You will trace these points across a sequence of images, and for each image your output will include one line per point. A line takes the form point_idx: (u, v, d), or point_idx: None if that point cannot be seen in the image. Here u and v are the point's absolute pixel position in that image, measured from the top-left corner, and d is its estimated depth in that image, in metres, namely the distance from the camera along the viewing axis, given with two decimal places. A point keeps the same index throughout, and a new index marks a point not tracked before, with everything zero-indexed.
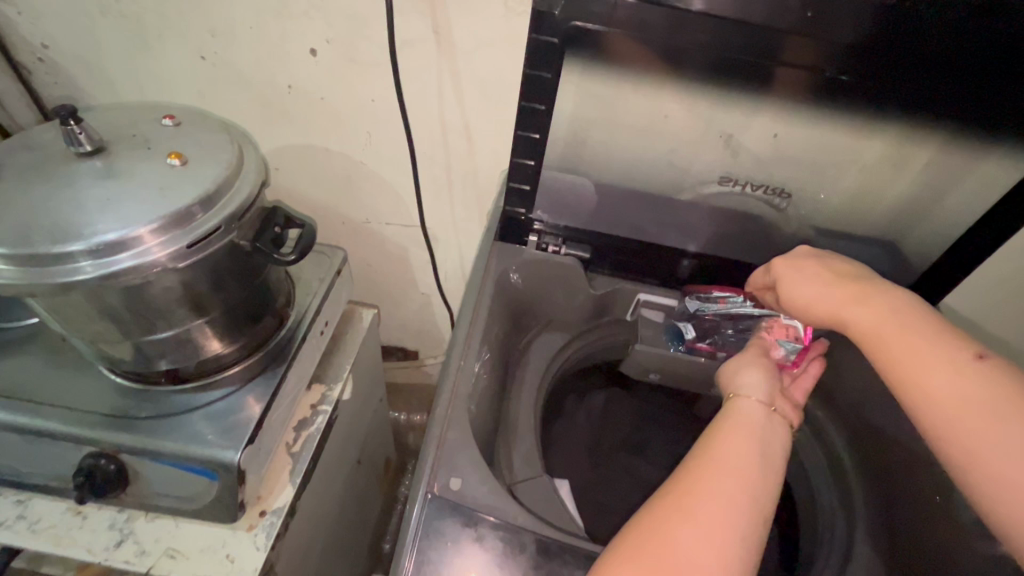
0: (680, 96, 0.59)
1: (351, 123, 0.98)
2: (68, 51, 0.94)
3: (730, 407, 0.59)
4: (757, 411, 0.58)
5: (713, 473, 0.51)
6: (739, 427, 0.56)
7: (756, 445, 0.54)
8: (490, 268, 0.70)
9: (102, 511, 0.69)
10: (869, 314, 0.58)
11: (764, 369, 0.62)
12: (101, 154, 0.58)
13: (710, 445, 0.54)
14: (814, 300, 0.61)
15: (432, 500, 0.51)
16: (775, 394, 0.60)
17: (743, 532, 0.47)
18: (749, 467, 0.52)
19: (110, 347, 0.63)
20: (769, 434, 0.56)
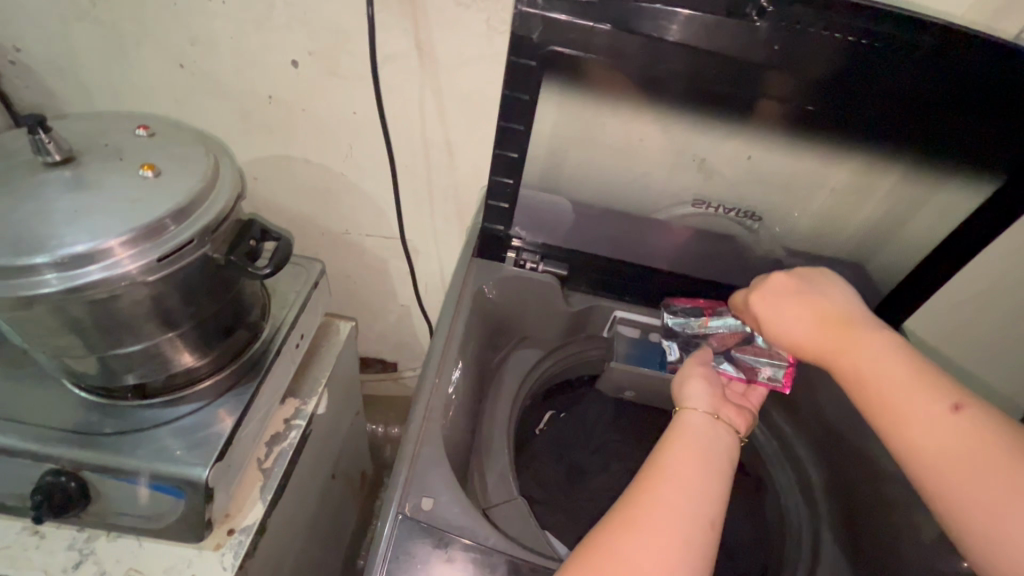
0: (655, 119, 0.60)
1: (331, 135, 0.97)
2: (41, 55, 0.92)
3: (676, 419, 0.58)
4: (700, 420, 0.57)
5: (657, 483, 0.50)
6: (682, 439, 0.55)
7: (700, 454, 0.54)
8: (468, 284, 0.70)
9: (60, 531, 0.66)
10: (848, 350, 0.56)
11: (708, 380, 0.62)
12: (69, 164, 0.56)
13: (656, 456, 0.54)
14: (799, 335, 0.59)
15: (404, 520, 0.51)
16: (719, 403, 0.60)
17: (683, 542, 0.46)
18: (693, 475, 0.51)
19: (74, 361, 0.61)
20: (716, 442, 0.56)
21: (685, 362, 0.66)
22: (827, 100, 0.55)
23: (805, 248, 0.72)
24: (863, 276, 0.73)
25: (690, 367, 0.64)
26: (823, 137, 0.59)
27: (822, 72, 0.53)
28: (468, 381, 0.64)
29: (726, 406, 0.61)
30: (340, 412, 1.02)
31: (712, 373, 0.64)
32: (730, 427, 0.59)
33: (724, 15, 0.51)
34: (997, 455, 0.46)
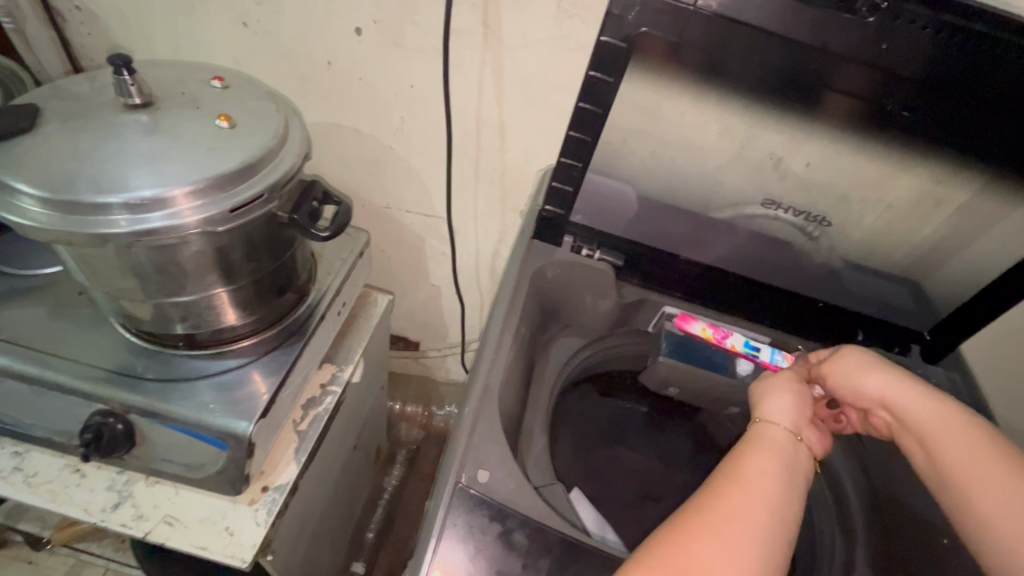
0: (734, 113, 0.59)
1: (386, 107, 0.97)
2: (108, 4, 0.93)
3: (755, 431, 0.58)
4: (783, 438, 0.57)
5: (736, 490, 0.50)
6: (765, 450, 0.55)
7: (783, 472, 0.53)
8: (523, 266, 0.69)
9: (101, 471, 0.67)
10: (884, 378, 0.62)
11: (793, 396, 0.61)
12: (148, 109, 0.57)
13: (737, 463, 0.53)
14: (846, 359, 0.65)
15: (457, 491, 0.51)
16: (802, 424, 0.59)
17: (756, 548, 0.46)
18: (770, 485, 0.51)
19: (132, 305, 0.62)
20: (798, 462, 0.55)
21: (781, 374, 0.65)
22: (920, 106, 0.54)
23: (865, 260, 0.70)
24: (921, 293, 0.71)
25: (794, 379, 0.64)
26: (905, 146, 0.58)
27: (919, 78, 0.51)
28: (518, 363, 0.64)
29: (811, 428, 0.60)
30: (368, 383, 1.03)
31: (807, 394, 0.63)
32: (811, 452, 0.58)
33: (827, 9, 0.49)
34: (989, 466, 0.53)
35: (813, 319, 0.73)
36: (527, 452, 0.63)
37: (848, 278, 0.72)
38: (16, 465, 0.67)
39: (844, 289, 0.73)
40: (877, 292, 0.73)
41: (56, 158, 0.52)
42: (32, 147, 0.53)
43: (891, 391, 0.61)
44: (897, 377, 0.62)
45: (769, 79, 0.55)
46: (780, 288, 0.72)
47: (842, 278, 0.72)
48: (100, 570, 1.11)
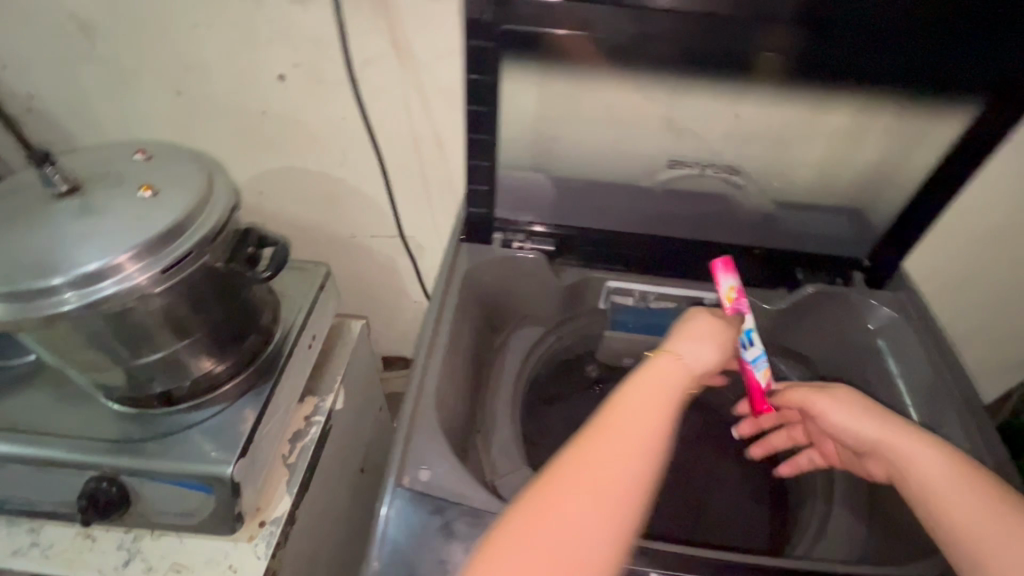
0: (626, 85, 0.61)
1: (326, 141, 1.00)
2: (55, 100, 0.98)
3: (646, 365, 0.53)
4: (677, 370, 0.52)
5: (608, 432, 0.47)
6: (639, 390, 0.50)
7: (656, 409, 0.49)
8: (455, 267, 0.69)
9: (110, 533, 0.72)
10: (962, 488, 0.50)
11: (698, 327, 0.57)
12: (77, 193, 0.61)
13: (613, 403, 0.49)
14: (907, 450, 0.54)
15: (400, 492, 0.53)
16: (704, 353, 0.55)
17: (620, 497, 0.44)
18: (645, 427, 0.47)
19: (104, 375, 0.67)
20: (678, 395, 0.51)
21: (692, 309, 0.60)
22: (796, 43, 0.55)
23: (792, 199, 0.72)
24: (858, 220, 0.71)
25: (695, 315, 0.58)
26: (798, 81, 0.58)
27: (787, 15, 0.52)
28: (467, 363, 0.67)
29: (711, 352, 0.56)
30: (362, 407, 1.06)
31: (712, 322, 0.58)
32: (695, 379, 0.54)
33: None
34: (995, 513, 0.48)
35: (758, 265, 0.72)
36: (490, 445, 0.65)
37: (784, 220, 0.73)
38: (32, 541, 0.71)
39: (783, 230, 0.74)
40: (820, 228, 0.73)
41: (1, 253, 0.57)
42: None
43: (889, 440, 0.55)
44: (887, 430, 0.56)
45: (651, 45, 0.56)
46: (715, 243, 0.73)
47: (778, 222, 0.73)
48: None
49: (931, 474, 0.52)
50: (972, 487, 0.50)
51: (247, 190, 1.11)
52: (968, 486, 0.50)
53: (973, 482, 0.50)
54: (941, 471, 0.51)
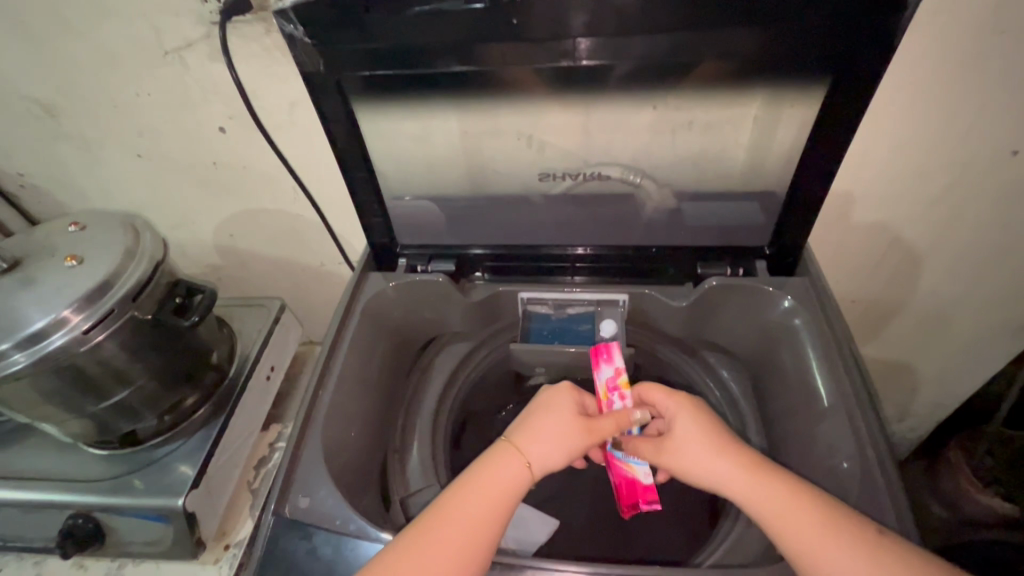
0: (493, 105, 0.62)
1: (275, 181, 1.06)
2: (39, 174, 1.09)
3: (486, 458, 0.57)
4: (513, 464, 0.56)
5: (437, 528, 0.51)
6: (476, 487, 0.54)
7: (487, 507, 0.53)
8: (360, 295, 0.73)
9: (99, 562, 0.80)
10: (808, 524, 0.51)
11: (553, 412, 0.60)
12: (17, 268, 0.69)
13: (450, 497, 0.54)
14: (759, 499, 0.54)
15: (281, 519, 0.55)
16: (544, 438, 0.58)
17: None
18: (471, 522, 0.52)
19: (69, 423, 0.75)
20: (512, 492, 0.55)
21: (558, 393, 0.62)
22: (642, 43, 0.54)
23: (695, 189, 0.69)
24: (767, 203, 0.69)
25: (556, 401, 0.61)
26: (655, 79, 0.58)
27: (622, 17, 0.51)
28: (379, 386, 0.70)
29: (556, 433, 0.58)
30: None
31: (568, 405, 0.61)
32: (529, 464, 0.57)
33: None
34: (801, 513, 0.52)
35: (657, 263, 0.74)
36: (404, 463, 0.68)
37: (689, 213, 0.71)
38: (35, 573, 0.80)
39: (689, 223, 0.73)
40: (728, 217, 0.72)
41: None
42: None
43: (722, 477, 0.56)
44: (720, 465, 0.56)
45: (500, 69, 0.57)
46: (612, 246, 0.74)
47: (685, 215, 0.72)
48: None
49: (778, 520, 0.52)
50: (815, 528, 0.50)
51: (219, 234, 1.19)
52: (811, 519, 0.51)
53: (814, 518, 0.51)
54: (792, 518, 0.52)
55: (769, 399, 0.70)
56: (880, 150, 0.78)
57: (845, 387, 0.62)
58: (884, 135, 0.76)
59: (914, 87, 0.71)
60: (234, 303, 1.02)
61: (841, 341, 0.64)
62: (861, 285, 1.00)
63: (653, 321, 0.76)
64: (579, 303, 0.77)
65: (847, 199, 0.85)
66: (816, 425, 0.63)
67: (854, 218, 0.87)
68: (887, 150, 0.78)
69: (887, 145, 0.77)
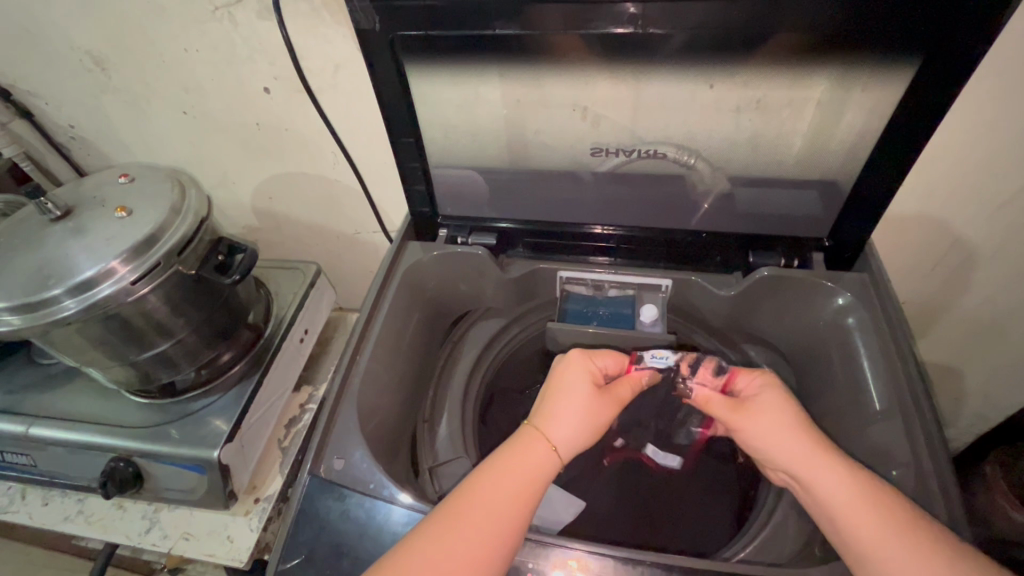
0: (549, 73, 0.59)
1: (315, 146, 1.05)
2: (89, 127, 1.11)
3: (518, 436, 0.58)
4: (538, 444, 0.56)
5: (474, 498, 0.52)
6: (504, 466, 0.54)
7: (521, 485, 0.53)
8: (399, 263, 0.73)
9: (137, 504, 0.84)
10: (869, 525, 0.49)
11: (570, 388, 0.60)
12: (70, 216, 0.70)
13: (484, 470, 0.54)
14: (822, 482, 0.52)
15: (315, 479, 0.56)
16: (565, 418, 0.58)
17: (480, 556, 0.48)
18: (506, 498, 0.52)
19: (113, 370, 0.77)
20: (543, 471, 0.55)
21: (567, 367, 0.62)
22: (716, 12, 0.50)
23: (751, 175, 0.66)
24: (830, 193, 0.66)
25: (565, 374, 0.61)
26: (726, 54, 0.54)
27: None
28: (410, 357, 0.70)
29: (578, 414, 0.58)
30: None
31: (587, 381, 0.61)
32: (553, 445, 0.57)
33: None
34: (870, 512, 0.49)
35: (704, 250, 0.72)
36: (435, 433, 0.69)
37: (743, 198, 0.68)
38: (79, 508, 0.85)
39: (743, 210, 0.69)
40: (785, 205, 0.68)
41: (9, 269, 0.65)
42: None
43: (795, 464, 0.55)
44: (796, 447, 0.55)
45: (562, 37, 0.54)
46: (658, 229, 0.72)
47: (740, 201, 0.69)
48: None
49: (840, 506, 0.51)
50: (882, 523, 0.48)
51: (259, 196, 1.20)
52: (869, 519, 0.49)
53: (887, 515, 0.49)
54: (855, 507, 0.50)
55: (810, 396, 0.68)
56: (953, 142, 0.72)
57: (899, 389, 0.59)
58: (960, 126, 0.70)
59: (1001, 75, 0.65)
60: (271, 264, 1.03)
61: (898, 341, 0.61)
62: (911, 286, 0.95)
63: (696, 310, 0.74)
64: (618, 284, 0.75)
65: (910, 194, 0.80)
66: (864, 426, 0.60)
67: (914, 215, 0.83)
68: (960, 143, 0.72)
69: (966, 136, 0.72)
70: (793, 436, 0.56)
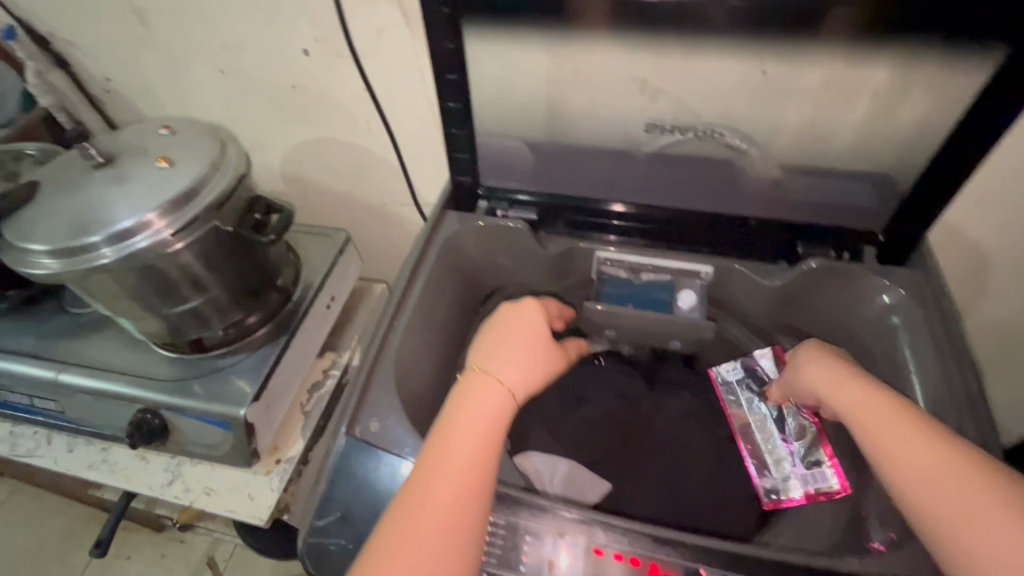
0: (609, 38, 0.58)
1: (351, 112, 1.04)
2: (124, 80, 1.10)
3: (463, 382, 0.58)
4: (485, 385, 0.58)
5: (444, 445, 0.52)
6: (461, 410, 0.55)
7: (480, 422, 0.54)
8: (437, 231, 0.72)
9: (160, 457, 0.85)
10: (926, 470, 0.47)
11: (513, 336, 0.63)
12: (111, 164, 0.70)
13: (443, 419, 0.55)
14: (882, 433, 0.51)
15: (351, 440, 0.56)
16: (505, 361, 0.60)
17: (464, 493, 0.49)
18: (472, 435, 0.53)
19: (145, 322, 0.77)
20: (499, 408, 0.56)
21: (518, 317, 0.65)
22: None
23: (805, 161, 0.66)
24: (886, 185, 0.64)
25: (512, 325, 0.64)
26: (793, 30, 0.53)
27: None
28: (442, 327, 0.70)
29: (518, 358, 0.61)
30: None
31: (532, 328, 0.64)
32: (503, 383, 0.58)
33: None
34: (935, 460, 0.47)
35: (752, 237, 0.69)
36: None
37: (793, 186, 0.67)
38: (102, 457, 0.85)
39: (793, 199, 0.68)
40: (839, 196, 0.67)
41: (50, 213, 0.65)
42: (30, 211, 0.67)
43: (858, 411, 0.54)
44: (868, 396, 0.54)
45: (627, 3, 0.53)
46: (705, 215, 0.70)
47: (789, 189, 0.68)
48: (232, 542, 1.40)
49: (898, 468, 0.48)
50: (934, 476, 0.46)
51: (289, 161, 1.19)
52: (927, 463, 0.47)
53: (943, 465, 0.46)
54: (961, 487, 0.45)
55: None
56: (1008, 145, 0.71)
57: (948, 391, 0.57)
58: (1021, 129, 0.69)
59: None
60: (301, 229, 1.02)
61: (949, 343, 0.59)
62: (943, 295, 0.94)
63: (733, 302, 0.73)
64: (656, 268, 0.72)
65: (965, 196, 0.79)
66: None
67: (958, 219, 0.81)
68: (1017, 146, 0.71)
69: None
70: (895, 414, 0.52)
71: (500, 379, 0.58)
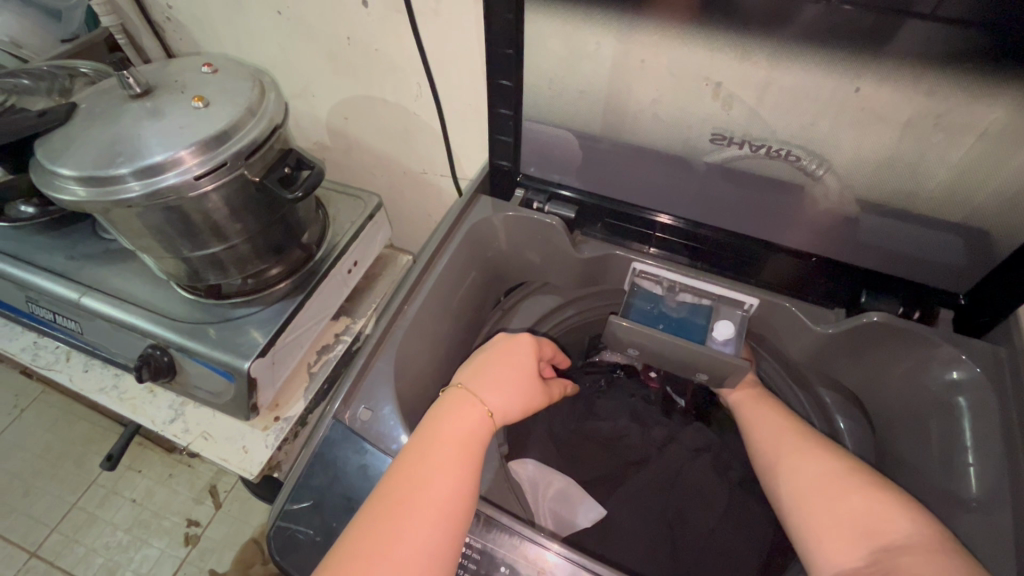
0: (690, 31, 0.51)
1: (402, 72, 0.99)
2: (184, 10, 1.09)
3: (444, 400, 0.57)
4: (467, 403, 0.56)
5: (424, 462, 0.50)
6: (442, 425, 0.54)
7: (461, 440, 0.53)
8: (466, 216, 0.69)
9: (166, 393, 0.86)
10: (863, 521, 0.49)
11: (502, 358, 0.61)
12: (148, 96, 0.68)
13: (423, 433, 0.53)
14: (817, 487, 0.54)
15: (339, 424, 0.56)
16: (490, 380, 0.58)
17: (442, 512, 0.47)
18: (452, 453, 0.51)
19: (165, 261, 0.76)
20: (480, 426, 0.55)
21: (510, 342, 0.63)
22: None
23: (890, 202, 0.57)
24: (979, 242, 0.56)
25: (501, 347, 0.62)
26: (912, 41, 0.45)
27: None
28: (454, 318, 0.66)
29: (503, 379, 0.59)
30: None
31: (523, 352, 0.62)
32: (485, 403, 0.57)
33: None
34: (867, 513, 0.50)
35: (806, 276, 0.65)
36: None
37: (867, 227, 0.60)
38: (114, 383, 0.87)
39: (862, 239, 0.61)
40: (920, 244, 0.59)
41: (83, 140, 0.64)
42: (63, 134, 0.65)
43: (800, 471, 0.56)
44: (816, 459, 0.56)
45: None
46: (754, 240, 0.65)
47: (862, 227, 0.60)
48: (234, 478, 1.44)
49: (835, 519, 0.51)
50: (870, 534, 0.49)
51: (335, 114, 1.16)
52: (863, 514, 0.50)
53: (877, 516, 0.49)
54: (876, 516, 0.50)
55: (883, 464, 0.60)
56: None
57: (1008, 487, 0.50)
58: None
59: None
60: (335, 186, 1.00)
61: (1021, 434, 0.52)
62: None
63: (772, 337, 0.70)
64: (696, 291, 0.68)
65: None
66: (954, 518, 0.52)
67: None
68: None
69: None
70: (805, 446, 0.59)
71: (483, 398, 0.57)
